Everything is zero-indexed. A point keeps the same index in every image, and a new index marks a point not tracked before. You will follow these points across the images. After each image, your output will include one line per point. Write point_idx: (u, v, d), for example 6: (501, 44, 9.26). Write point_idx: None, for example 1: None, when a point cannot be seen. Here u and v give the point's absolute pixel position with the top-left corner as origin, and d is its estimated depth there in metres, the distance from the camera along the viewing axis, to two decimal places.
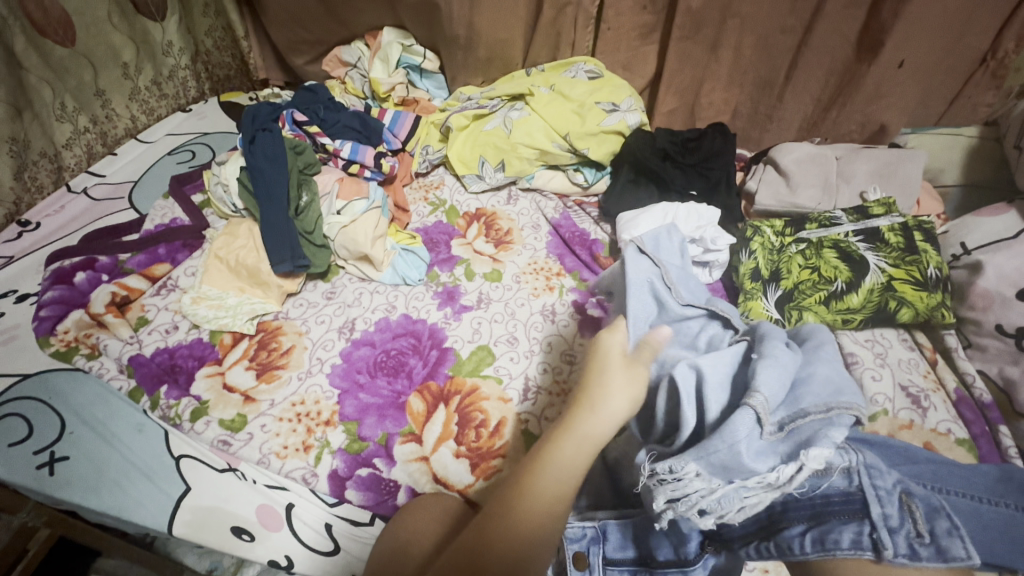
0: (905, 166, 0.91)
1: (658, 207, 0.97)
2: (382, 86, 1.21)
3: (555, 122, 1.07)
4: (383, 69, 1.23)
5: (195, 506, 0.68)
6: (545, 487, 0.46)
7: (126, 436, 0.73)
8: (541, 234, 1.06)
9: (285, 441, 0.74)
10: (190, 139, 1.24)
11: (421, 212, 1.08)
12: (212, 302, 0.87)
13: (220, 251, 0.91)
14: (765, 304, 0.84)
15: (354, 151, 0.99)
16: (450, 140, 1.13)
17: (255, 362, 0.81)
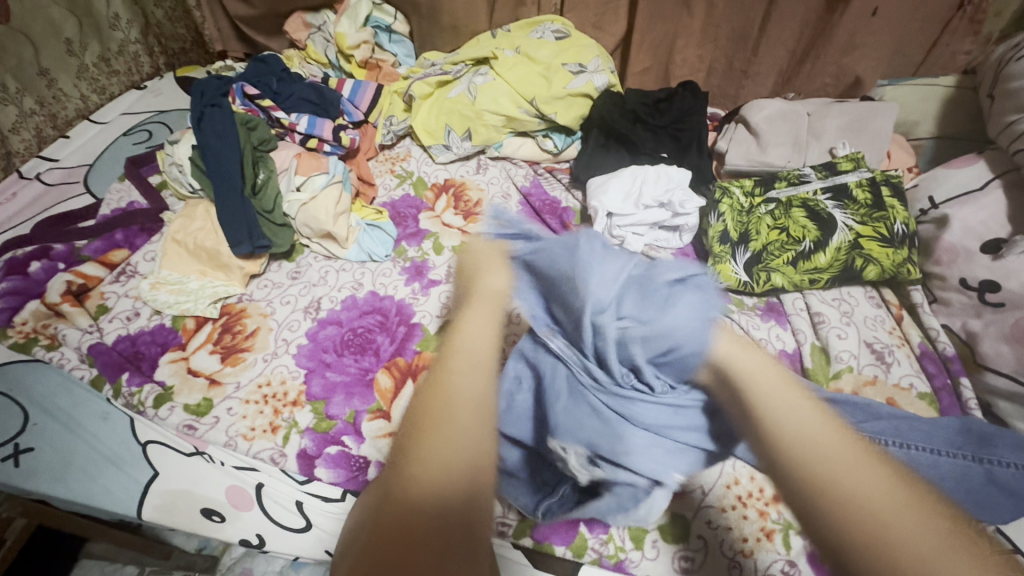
0: (875, 119, 0.89)
1: (628, 171, 0.95)
2: (348, 39, 1.13)
3: (521, 87, 1.04)
4: (349, 25, 1.16)
5: (164, 490, 0.69)
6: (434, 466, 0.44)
7: (91, 425, 0.72)
8: (511, 204, 1.04)
9: (252, 423, 0.73)
10: (147, 118, 1.19)
11: (387, 185, 1.05)
12: (173, 287, 0.85)
13: (177, 234, 0.88)
14: (733, 266, 0.83)
15: (311, 124, 0.95)
16: (414, 109, 1.09)
17: (219, 346, 0.80)
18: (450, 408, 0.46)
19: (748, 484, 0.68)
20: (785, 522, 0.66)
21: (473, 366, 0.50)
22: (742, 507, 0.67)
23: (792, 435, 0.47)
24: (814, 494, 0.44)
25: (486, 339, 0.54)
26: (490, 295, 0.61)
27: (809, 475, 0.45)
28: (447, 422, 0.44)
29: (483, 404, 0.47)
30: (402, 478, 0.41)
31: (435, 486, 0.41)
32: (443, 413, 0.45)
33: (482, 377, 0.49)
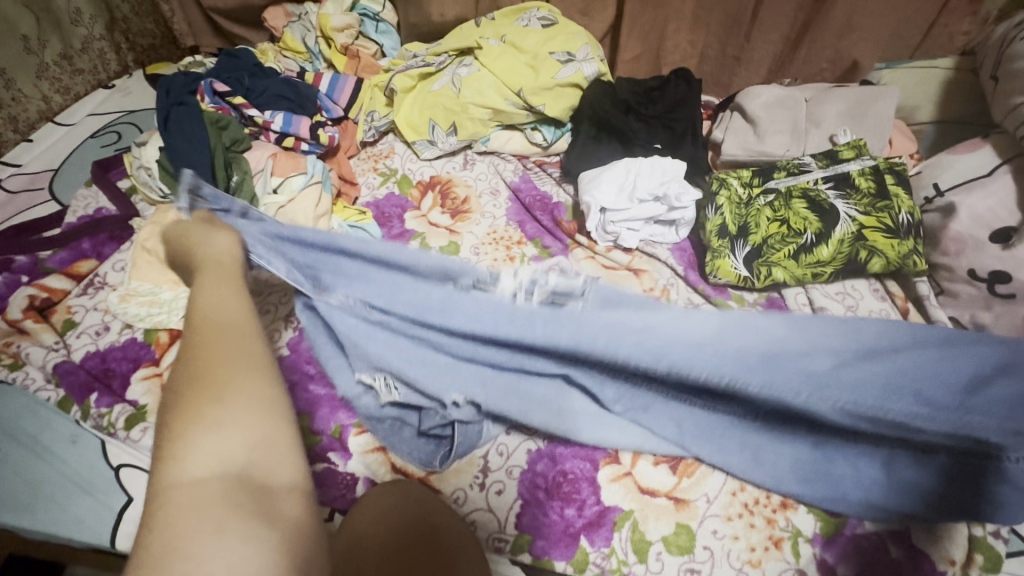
0: (876, 104, 0.85)
1: (621, 164, 0.91)
2: (331, 21, 1.09)
3: (508, 77, 0.99)
4: (335, 8, 1.12)
5: (139, 516, 0.64)
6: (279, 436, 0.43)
7: (60, 449, 0.68)
8: (500, 201, 1.00)
9: None
10: (116, 119, 1.14)
11: (371, 184, 1.01)
12: (144, 299, 0.80)
13: (148, 242, 0.83)
14: (732, 262, 0.81)
15: (287, 122, 0.90)
16: (397, 104, 1.04)
17: None
18: (210, 378, 0.43)
19: (754, 490, 0.65)
20: (794, 529, 0.63)
21: (230, 344, 0.46)
22: (748, 515, 0.64)
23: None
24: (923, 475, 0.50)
25: (236, 299, 0.52)
26: (224, 262, 0.58)
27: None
28: (204, 401, 0.41)
29: (243, 356, 0.45)
30: (169, 463, 0.38)
31: (217, 451, 0.39)
32: (221, 371, 0.44)
33: (238, 337, 0.46)
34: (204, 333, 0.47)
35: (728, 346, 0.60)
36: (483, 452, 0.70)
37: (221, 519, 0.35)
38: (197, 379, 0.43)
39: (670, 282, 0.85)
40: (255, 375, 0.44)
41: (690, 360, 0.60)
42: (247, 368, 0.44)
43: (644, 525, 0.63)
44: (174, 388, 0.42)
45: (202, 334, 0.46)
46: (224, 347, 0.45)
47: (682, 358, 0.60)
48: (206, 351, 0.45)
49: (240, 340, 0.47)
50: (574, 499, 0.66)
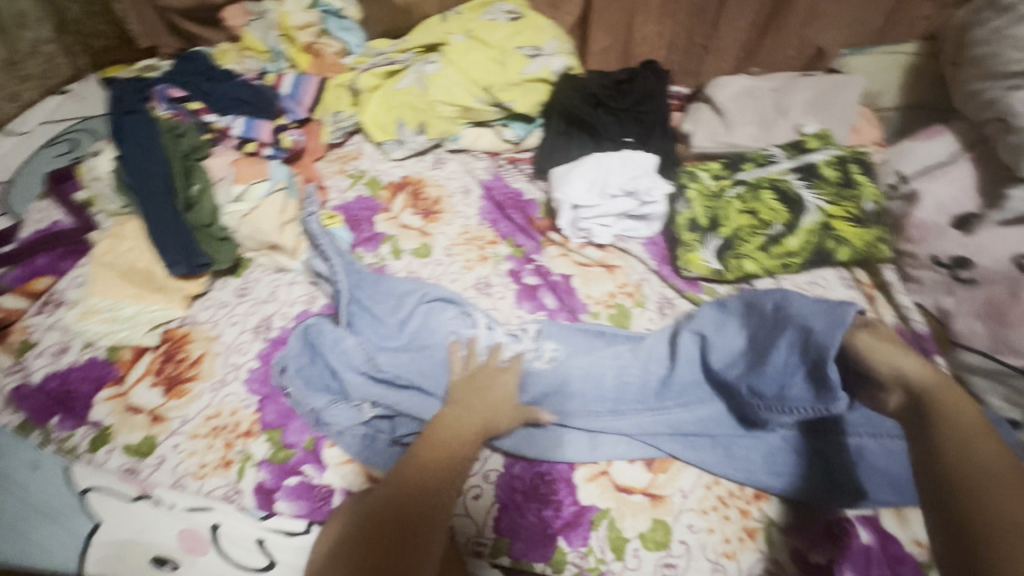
0: (841, 93, 0.86)
1: (591, 159, 0.90)
2: (291, 18, 1.05)
3: (475, 73, 0.97)
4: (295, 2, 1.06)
5: (106, 541, 0.63)
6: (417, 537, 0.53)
7: (20, 476, 0.66)
8: (472, 200, 1.00)
9: (202, 460, 0.68)
10: (70, 126, 1.10)
11: (340, 187, 0.99)
12: (105, 315, 0.78)
13: (106, 256, 0.80)
14: (703, 255, 0.81)
15: (248, 127, 0.87)
16: (363, 102, 1.02)
17: (161, 377, 0.74)
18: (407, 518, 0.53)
19: (728, 482, 0.66)
20: (767, 519, 0.64)
21: (424, 497, 0.56)
22: (722, 508, 0.64)
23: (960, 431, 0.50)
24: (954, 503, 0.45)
25: (466, 446, 0.63)
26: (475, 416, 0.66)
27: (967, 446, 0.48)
28: (374, 527, 0.52)
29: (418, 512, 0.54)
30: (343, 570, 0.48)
31: (349, 572, 0.49)
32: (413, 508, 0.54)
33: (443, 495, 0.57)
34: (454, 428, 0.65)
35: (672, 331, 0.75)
36: None
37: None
38: (383, 510, 0.54)
39: (643, 278, 0.85)
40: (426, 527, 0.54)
41: (621, 375, 0.73)
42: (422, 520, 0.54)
43: (622, 523, 0.64)
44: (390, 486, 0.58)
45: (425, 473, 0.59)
46: (419, 493, 0.56)
47: (615, 376, 0.73)
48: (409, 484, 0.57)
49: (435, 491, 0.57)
50: (551, 500, 0.66)
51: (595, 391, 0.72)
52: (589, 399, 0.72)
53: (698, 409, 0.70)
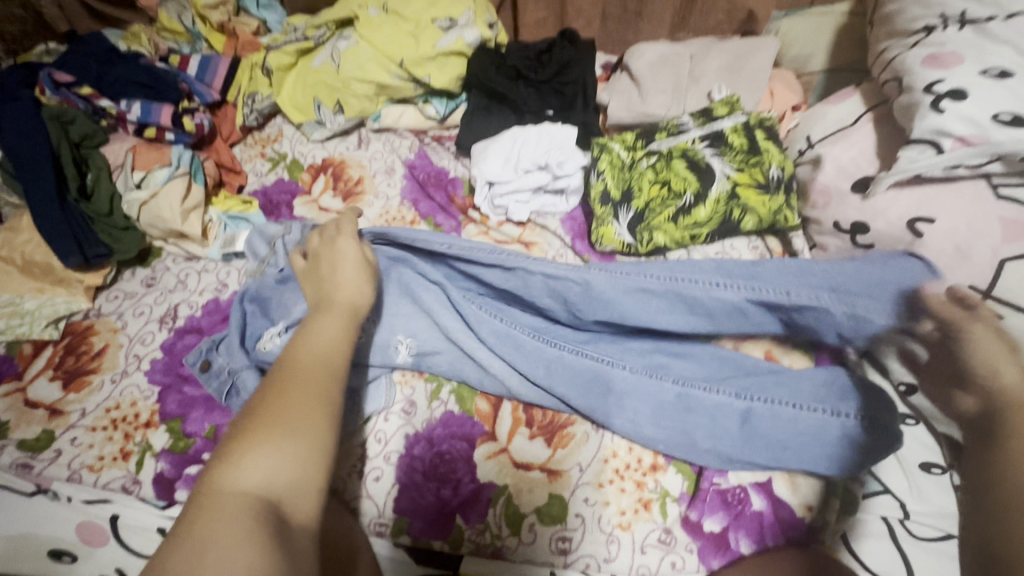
0: (755, 57, 0.84)
1: (507, 134, 0.88)
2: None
3: (387, 48, 0.94)
4: None
5: (2, 536, 0.63)
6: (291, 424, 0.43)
7: None
8: (395, 179, 0.98)
9: (99, 452, 0.67)
10: None
11: (259, 170, 0.97)
12: (4, 310, 0.76)
13: (2, 250, 0.78)
14: (616, 228, 0.80)
15: (146, 111, 0.84)
16: (278, 83, 0.99)
17: (61, 371, 0.73)
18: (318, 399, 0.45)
19: (626, 456, 0.66)
20: (663, 490, 0.64)
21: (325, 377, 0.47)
22: (619, 480, 0.65)
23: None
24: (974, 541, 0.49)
25: (338, 333, 0.53)
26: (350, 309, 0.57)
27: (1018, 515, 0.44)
28: (282, 422, 0.42)
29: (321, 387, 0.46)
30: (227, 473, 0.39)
31: (269, 468, 0.40)
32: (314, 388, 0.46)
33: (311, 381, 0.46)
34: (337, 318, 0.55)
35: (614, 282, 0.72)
36: (363, 440, 0.69)
37: (244, 534, 0.35)
38: (275, 406, 0.43)
39: (560, 253, 0.84)
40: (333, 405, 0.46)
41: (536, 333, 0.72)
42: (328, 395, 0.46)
43: (519, 499, 0.64)
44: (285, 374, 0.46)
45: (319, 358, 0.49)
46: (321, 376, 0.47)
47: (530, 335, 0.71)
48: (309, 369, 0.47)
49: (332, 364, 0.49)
50: (450, 479, 0.66)
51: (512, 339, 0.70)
52: (503, 348, 0.70)
53: (592, 357, 0.69)
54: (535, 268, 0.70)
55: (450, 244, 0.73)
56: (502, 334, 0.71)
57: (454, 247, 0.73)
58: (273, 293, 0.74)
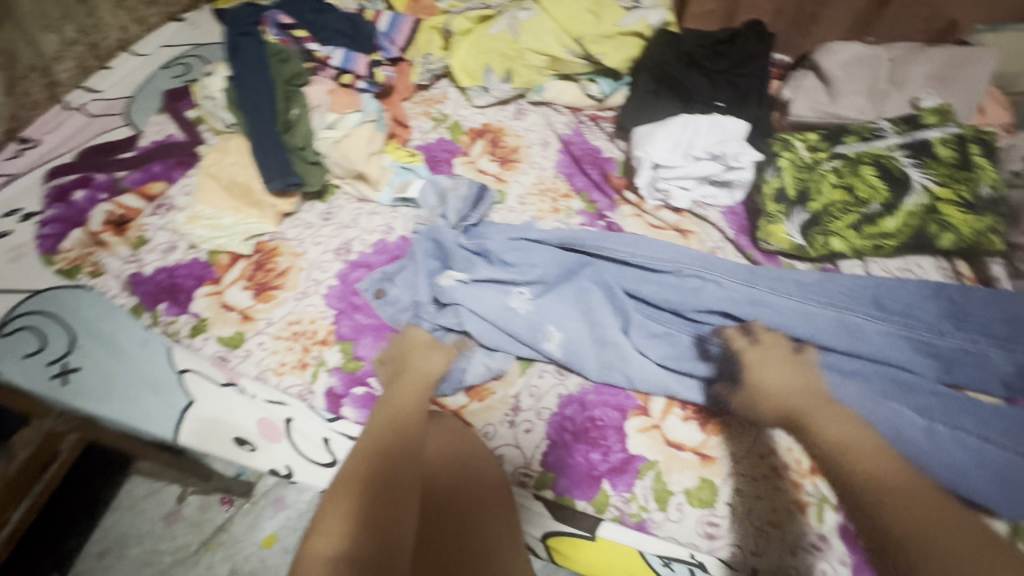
0: (970, 68, 0.80)
1: (677, 119, 0.87)
2: None
3: (567, 23, 0.95)
4: None
5: (198, 416, 0.71)
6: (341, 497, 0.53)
7: (132, 351, 0.75)
8: (550, 152, 1.00)
9: (282, 359, 0.74)
10: (184, 51, 1.18)
11: (423, 128, 1.01)
12: (207, 222, 0.85)
13: (212, 167, 0.87)
14: (787, 228, 0.78)
15: (346, 59, 0.90)
16: (453, 47, 1.02)
17: (252, 283, 0.80)
18: (381, 481, 0.55)
19: (785, 455, 0.64)
20: (821, 496, 0.61)
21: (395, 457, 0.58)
22: (774, 478, 0.63)
23: (851, 443, 0.58)
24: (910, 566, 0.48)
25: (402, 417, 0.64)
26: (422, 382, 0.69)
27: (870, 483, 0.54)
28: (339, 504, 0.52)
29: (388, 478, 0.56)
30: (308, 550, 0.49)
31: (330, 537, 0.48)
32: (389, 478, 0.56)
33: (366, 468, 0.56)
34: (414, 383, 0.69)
35: (786, 289, 0.72)
36: (516, 392, 0.72)
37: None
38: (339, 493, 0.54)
39: (718, 246, 0.83)
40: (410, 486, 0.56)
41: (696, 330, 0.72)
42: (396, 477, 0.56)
43: (667, 477, 0.65)
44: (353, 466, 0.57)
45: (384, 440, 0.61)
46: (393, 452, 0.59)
47: (692, 334, 0.71)
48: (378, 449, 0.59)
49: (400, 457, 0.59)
50: (599, 445, 0.67)
51: (675, 338, 0.71)
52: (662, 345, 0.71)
53: (760, 361, 0.68)
54: (709, 277, 0.73)
55: (635, 253, 0.76)
56: (659, 332, 0.72)
57: (636, 257, 0.76)
58: (451, 237, 0.80)
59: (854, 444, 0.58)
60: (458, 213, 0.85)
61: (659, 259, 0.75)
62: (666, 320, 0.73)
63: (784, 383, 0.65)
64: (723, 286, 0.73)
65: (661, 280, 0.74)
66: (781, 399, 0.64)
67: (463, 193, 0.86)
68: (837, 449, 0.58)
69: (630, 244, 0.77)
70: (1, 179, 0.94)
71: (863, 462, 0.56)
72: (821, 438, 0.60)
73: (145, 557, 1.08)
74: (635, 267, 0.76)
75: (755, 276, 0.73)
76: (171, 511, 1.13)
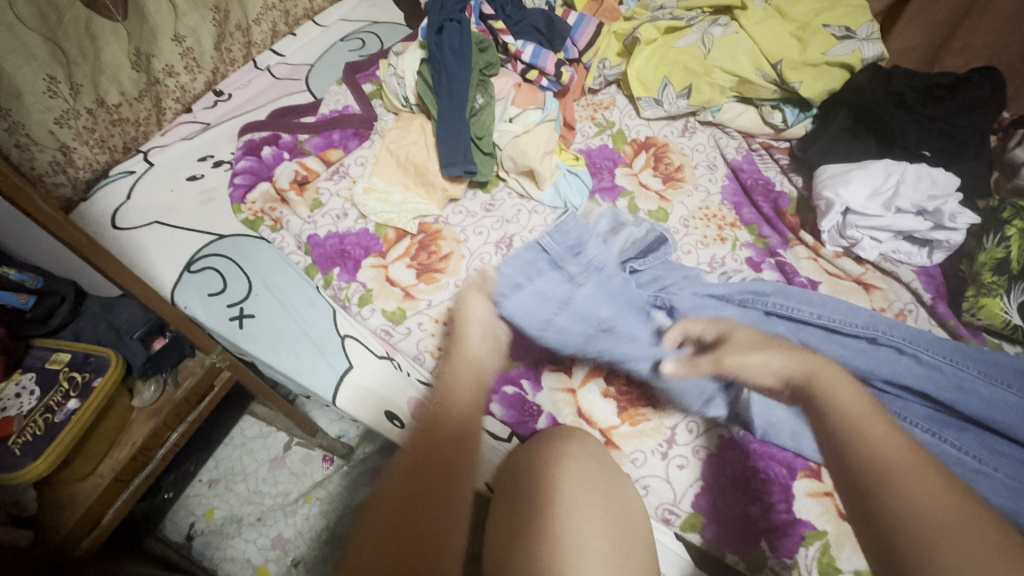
0: None
1: (878, 164, 0.81)
2: None
3: (768, 45, 0.91)
4: None
5: (355, 384, 0.73)
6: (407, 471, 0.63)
7: (301, 307, 0.78)
8: (717, 176, 0.95)
9: (439, 343, 0.75)
10: (361, 27, 1.24)
11: (586, 132, 1.00)
12: (380, 196, 0.88)
13: (392, 145, 0.91)
14: (1003, 305, 0.69)
15: (535, 54, 0.93)
16: (633, 55, 0.99)
17: (415, 262, 0.82)
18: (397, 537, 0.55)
19: None
20: None
21: (433, 479, 0.60)
22: None
23: (874, 440, 0.58)
24: (868, 493, 0.56)
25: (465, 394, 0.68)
26: (465, 382, 0.69)
27: (878, 480, 0.55)
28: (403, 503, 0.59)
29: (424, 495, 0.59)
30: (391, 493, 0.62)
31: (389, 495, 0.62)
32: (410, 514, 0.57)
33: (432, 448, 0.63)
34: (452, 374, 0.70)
35: (1003, 378, 0.63)
36: (673, 423, 0.69)
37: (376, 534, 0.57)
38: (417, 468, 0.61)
39: (909, 308, 0.75)
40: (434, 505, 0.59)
41: (882, 402, 0.65)
42: (429, 501, 0.59)
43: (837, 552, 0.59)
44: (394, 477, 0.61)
45: (408, 464, 0.62)
46: (429, 471, 0.61)
47: (875, 403, 0.65)
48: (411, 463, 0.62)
49: (431, 485, 0.60)
50: (761, 498, 0.63)
51: None
52: None
53: (956, 446, 0.60)
54: (907, 349, 0.66)
55: (821, 313, 0.71)
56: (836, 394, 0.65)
57: (823, 317, 0.70)
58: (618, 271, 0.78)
59: (868, 426, 0.59)
60: (622, 251, 0.81)
61: (847, 319, 0.70)
62: (846, 385, 0.66)
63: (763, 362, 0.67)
64: (924, 364, 0.65)
65: (848, 343, 0.68)
66: (796, 368, 0.66)
67: (639, 235, 0.82)
68: (814, 384, 0.65)
69: (817, 307, 0.72)
70: (199, 126, 1.02)
71: (871, 443, 0.58)
72: (833, 405, 0.62)
73: (249, 496, 1.13)
74: (820, 327, 0.70)
75: (961, 353, 0.65)
76: (277, 456, 1.18)
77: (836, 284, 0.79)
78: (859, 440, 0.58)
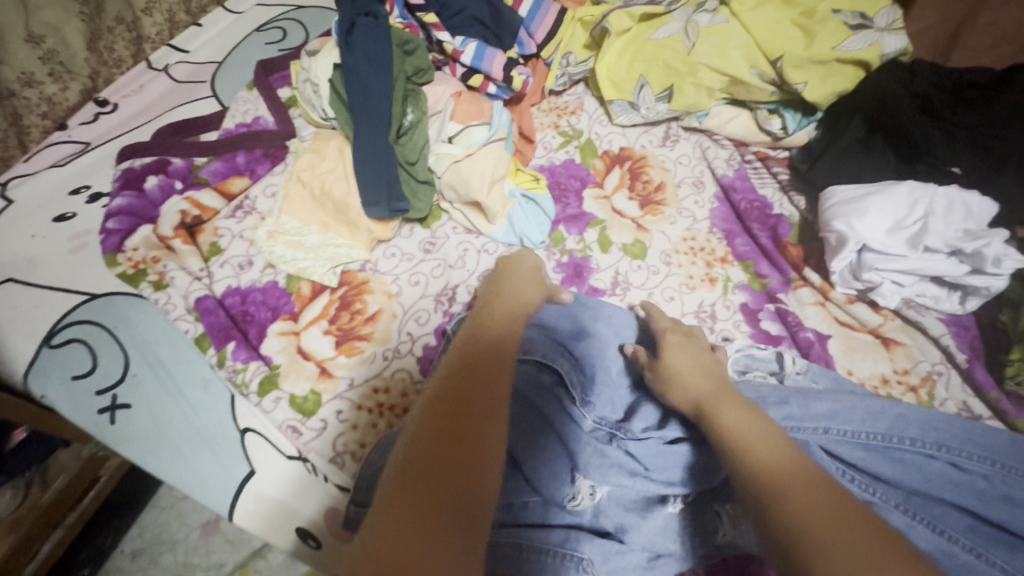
0: None
1: (901, 188, 0.65)
2: None
3: (765, 37, 0.75)
4: None
5: (258, 495, 0.59)
6: (429, 429, 0.39)
7: (191, 393, 0.62)
8: (704, 198, 0.79)
9: (362, 438, 0.60)
10: (282, 13, 1.03)
11: (549, 143, 0.82)
12: (291, 239, 0.71)
13: (304, 173, 0.74)
14: None
15: (478, 55, 0.76)
16: (602, 48, 0.82)
17: (335, 326, 0.66)
18: (454, 460, 0.37)
19: None
20: None
21: (466, 399, 0.42)
22: None
23: (750, 440, 0.43)
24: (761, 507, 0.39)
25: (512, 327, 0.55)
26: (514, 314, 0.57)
27: (765, 494, 0.39)
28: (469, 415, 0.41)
29: (473, 408, 0.42)
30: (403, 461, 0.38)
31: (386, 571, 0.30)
32: (458, 447, 0.38)
33: (493, 360, 0.48)
34: (504, 307, 0.57)
35: None
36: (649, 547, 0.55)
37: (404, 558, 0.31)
38: (472, 383, 0.44)
39: (937, 371, 0.63)
40: (479, 460, 0.38)
41: (910, 511, 0.50)
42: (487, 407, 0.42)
43: None
44: (433, 397, 0.43)
45: (447, 390, 0.43)
46: (466, 389, 0.43)
47: (902, 513, 0.50)
48: (445, 388, 0.44)
49: (472, 388, 0.44)
50: None
51: None
52: None
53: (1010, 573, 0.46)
54: (939, 452, 0.52)
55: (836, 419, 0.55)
56: None
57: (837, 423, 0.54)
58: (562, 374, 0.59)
59: (755, 437, 0.44)
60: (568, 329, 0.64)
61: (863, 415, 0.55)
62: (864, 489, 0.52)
63: (697, 366, 0.55)
64: (964, 471, 0.51)
65: (866, 446, 0.53)
66: (687, 385, 0.53)
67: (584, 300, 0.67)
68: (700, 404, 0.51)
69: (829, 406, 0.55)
70: (75, 148, 0.83)
71: (761, 456, 0.42)
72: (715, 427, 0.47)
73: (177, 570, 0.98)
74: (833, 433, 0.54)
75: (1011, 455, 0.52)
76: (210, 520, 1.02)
77: (851, 338, 0.66)
78: (738, 444, 0.44)
